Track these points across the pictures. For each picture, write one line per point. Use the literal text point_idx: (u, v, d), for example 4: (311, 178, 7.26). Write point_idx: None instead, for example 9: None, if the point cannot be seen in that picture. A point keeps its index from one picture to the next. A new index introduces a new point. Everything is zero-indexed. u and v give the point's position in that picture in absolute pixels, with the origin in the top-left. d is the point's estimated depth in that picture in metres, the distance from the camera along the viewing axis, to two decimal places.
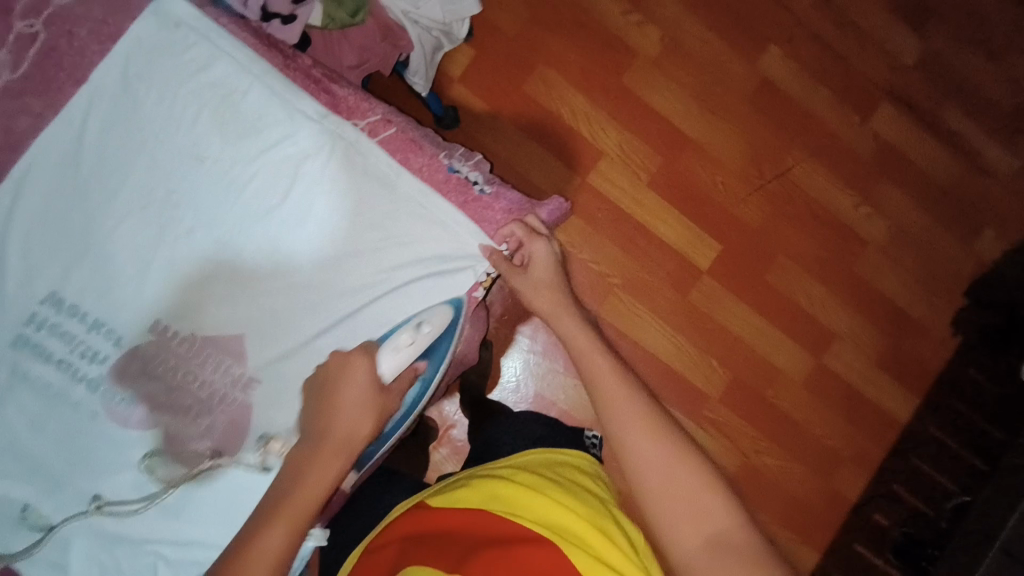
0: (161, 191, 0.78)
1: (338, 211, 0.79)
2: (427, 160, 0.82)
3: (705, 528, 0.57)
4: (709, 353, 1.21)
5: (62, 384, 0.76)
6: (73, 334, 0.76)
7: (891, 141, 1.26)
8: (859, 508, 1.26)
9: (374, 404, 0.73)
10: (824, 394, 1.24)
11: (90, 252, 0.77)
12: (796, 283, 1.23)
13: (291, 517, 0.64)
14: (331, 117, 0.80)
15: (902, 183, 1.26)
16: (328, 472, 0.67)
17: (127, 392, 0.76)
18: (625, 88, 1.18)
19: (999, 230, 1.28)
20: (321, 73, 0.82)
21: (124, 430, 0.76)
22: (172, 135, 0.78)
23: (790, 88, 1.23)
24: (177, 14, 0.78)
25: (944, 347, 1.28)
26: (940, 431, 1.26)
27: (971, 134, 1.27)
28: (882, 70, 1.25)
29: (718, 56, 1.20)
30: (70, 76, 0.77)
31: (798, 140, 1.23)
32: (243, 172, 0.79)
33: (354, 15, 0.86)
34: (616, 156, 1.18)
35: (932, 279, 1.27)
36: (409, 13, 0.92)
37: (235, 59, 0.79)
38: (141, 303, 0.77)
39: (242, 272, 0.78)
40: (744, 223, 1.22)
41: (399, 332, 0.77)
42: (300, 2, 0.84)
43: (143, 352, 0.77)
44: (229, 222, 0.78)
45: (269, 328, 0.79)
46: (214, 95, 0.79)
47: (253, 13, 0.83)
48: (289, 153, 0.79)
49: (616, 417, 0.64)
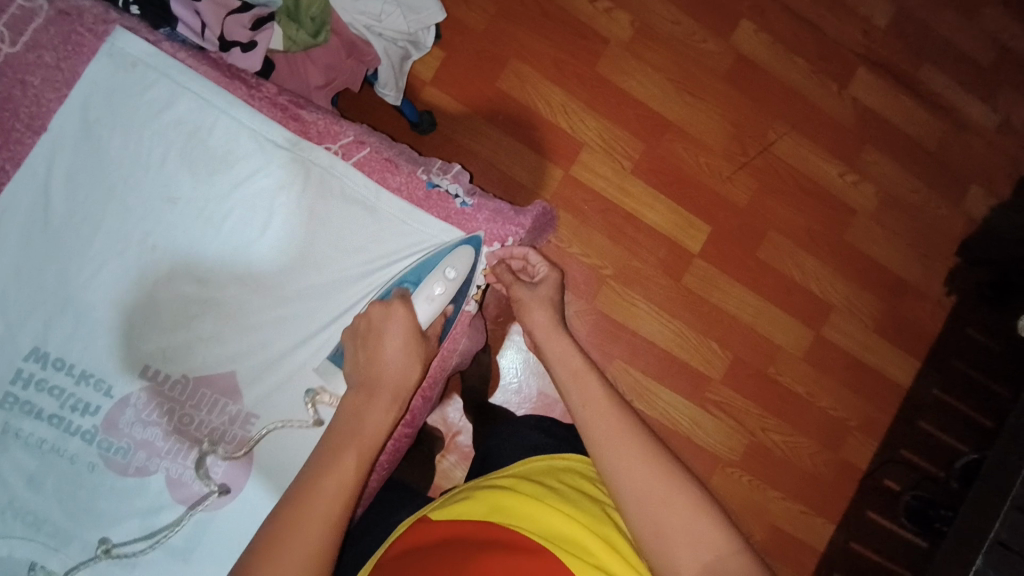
0: (135, 235, 0.77)
1: (317, 238, 0.79)
2: (405, 178, 0.81)
3: (701, 553, 0.56)
4: (707, 335, 1.21)
5: (56, 439, 0.75)
6: (61, 388, 0.75)
7: (871, 106, 1.25)
8: (869, 475, 1.26)
9: (416, 353, 0.73)
10: (825, 366, 1.25)
11: (69, 304, 0.76)
12: (789, 258, 1.23)
13: (360, 447, 0.65)
14: (302, 144, 0.79)
15: (886, 147, 1.26)
16: (386, 415, 0.69)
17: (125, 440, 0.76)
18: (601, 78, 1.17)
19: (985, 186, 1.28)
20: (287, 99, 0.80)
21: (125, 479, 0.76)
22: (141, 177, 0.77)
23: (766, 63, 1.22)
24: (133, 54, 0.77)
25: (941, 307, 1.28)
26: (942, 391, 1.27)
27: (950, 92, 1.27)
28: (856, 36, 1.24)
29: (690, 37, 1.19)
30: (29, 126, 0.75)
31: (778, 114, 1.22)
32: (217, 209, 0.78)
33: (315, 35, 0.84)
34: (597, 147, 1.17)
35: (924, 241, 1.27)
36: (372, 26, 0.90)
37: (197, 94, 0.78)
38: (128, 349, 0.76)
39: (226, 308, 0.78)
40: (732, 203, 1.21)
41: (429, 281, 0.76)
42: (258, 29, 0.81)
43: (137, 400, 0.76)
44: (208, 259, 0.78)
45: (260, 363, 0.79)
46: (179, 133, 0.77)
47: (212, 45, 0.81)
48: (262, 185, 0.79)
49: (603, 442, 0.64)
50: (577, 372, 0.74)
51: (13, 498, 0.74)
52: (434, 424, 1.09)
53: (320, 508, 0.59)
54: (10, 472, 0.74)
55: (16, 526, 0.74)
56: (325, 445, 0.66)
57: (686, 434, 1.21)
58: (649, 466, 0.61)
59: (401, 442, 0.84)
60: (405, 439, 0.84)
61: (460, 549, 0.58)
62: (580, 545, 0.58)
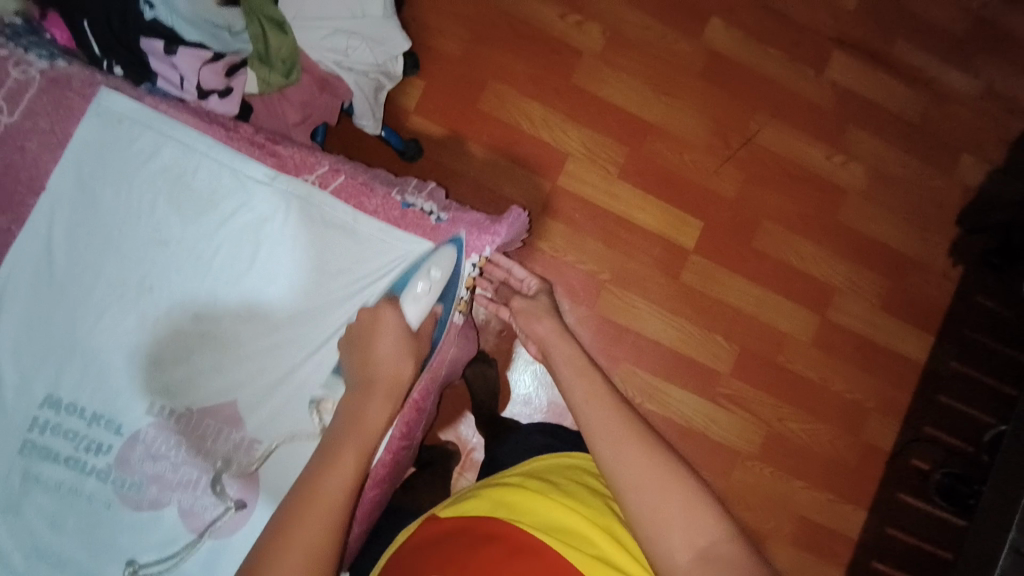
0: (133, 280, 0.80)
1: (305, 264, 0.83)
2: (381, 200, 0.85)
3: (698, 541, 0.56)
4: (712, 329, 1.21)
5: (73, 480, 0.77)
6: (75, 431, 0.78)
7: (849, 87, 1.26)
8: (895, 457, 1.24)
9: (408, 351, 0.76)
10: (835, 349, 1.23)
11: (75, 351, 0.79)
12: (785, 244, 1.23)
13: (358, 445, 0.66)
14: (282, 177, 0.83)
15: (870, 126, 1.26)
16: (383, 411, 0.71)
17: (137, 476, 0.78)
18: (578, 88, 1.20)
19: (976, 153, 1.28)
20: (264, 137, 0.84)
21: (139, 513, 0.78)
22: (133, 223, 0.81)
23: (739, 56, 1.24)
24: (119, 110, 0.80)
25: (947, 279, 1.27)
26: (960, 364, 1.25)
27: (929, 64, 1.27)
28: (826, 21, 1.26)
29: (661, 39, 1.22)
30: (30, 187, 0.79)
31: (757, 104, 1.24)
32: (208, 246, 0.82)
33: (288, 75, 0.88)
34: (582, 155, 1.19)
35: (921, 214, 1.26)
36: (341, 62, 0.93)
37: (180, 140, 0.82)
38: (135, 389, 0.79)
39: (224, 340, 0.81)
40: (722, 196, 1.22)
41: (414, 282, 0.80)
42: (232, 74, 0.85)
43: (145, 436, 0.79)
44: (203, 295, 0.81)
45: (260, 389, 0.81)
46: (166, 179, 0.81)
47: (191, 94, 0.84)
48: (248, 220, 0.83)
49: (603, 432, 0.64)
50: (582, 372, 0.74)
51: (36, 541, 0.76)
52: (449, 440, 1.09)
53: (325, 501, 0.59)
54: (32, 515, 0.76)
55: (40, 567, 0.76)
56: (327, 444, 0.67)
57: (701, 431, 1.20)
58: (651, 460, 0.61)
59: (399, 453, 0.86)
60: (403, 451, 0.86)
61: (469, 547, 0.58)
62: (589, 540, 0.59)
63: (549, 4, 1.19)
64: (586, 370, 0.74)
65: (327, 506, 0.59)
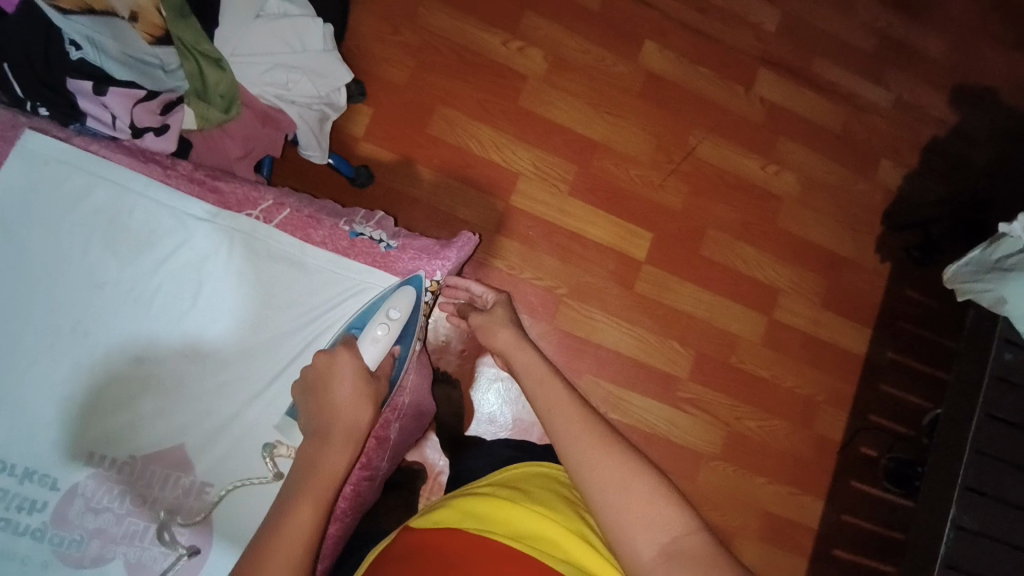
0: (66, 324, 0.77)
1: (252, 300, 0.82)
2: (328, 231, 0.85)
3: (660, 538, 0.57)
4: (668, 336, 1.25)
5: (2, 543, 0.72)
6: (3, 490, 0.73)
7: (777, 101, 1.34)
8: (846, 446, 1.30)
9: (369, 394, 0.75)
10: (783, 347, 1.29)
11: (2, 403, 0.74)
12: (730, 250, 1.29)
13: (314, 500, 0.63)
14: (223, 214, 0.83)
15: (798, 136, 1.34)
16: (342, 460, 0.68)
17: (76, 533, 0.74)
18: (524, 110, 1.23)
19: (894, 157, 1.38)
20: (204, 174, 0.83)
21: (80, 572, 0.74)
22: (64, 266, 0.78)
23: (675, 75, 1.30)
24: (45, 152, 0.79)
25: (879, 275, 1.35)
26: (897, 353, 1.33)
27: (846, 78, 1.37)
28: (752, 40, 1.34)
29: (600, 61, 1.27)
30: None
31: (694, 120, 1.30)
32: (148, 286, 0.79)
33: (227, 110, 0.87)
34: (532, 174, 1.22)
35: (851, 216, 1.35)
36: (283, 95, 0.93)
37: (114, 180, 0.80)
38: (72, 439, 0.75)
39: (169, 381, 0.78)
40: (667, 208, 1.27)
41: (373, 325, 0.79)
42: (167, 111, 0.84)
43: (84, 490, 0.75)
44: (145, 336, 0.79)
45: (209, 430, 0.79)
46: (99, 220, 0.79)
47: (123, 133, 0.83)
48: (190, 258, 0.81)
49: (567, 438, 0.66)
50: (542, 378, 0.75)
51: None
52: (415, 460, 1.07)
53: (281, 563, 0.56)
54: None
55: None
56: (281, 501, 0.65)
57: (664, 436, 1.23)
58: (615, 459, 0.62)
59: (360, 486, 0.85)
60: (365, 483, 0.85)
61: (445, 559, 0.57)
62: (561, 547, 0.59)
63: (491, 30, 1.23)
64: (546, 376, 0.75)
65: (286, 573, 0.56)
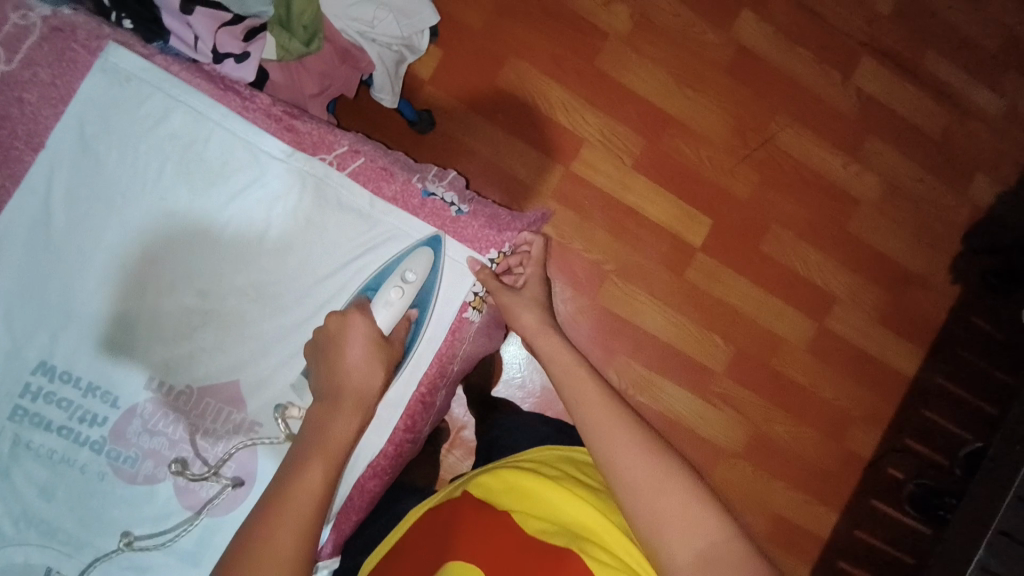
0: (137, 250, 0.78)
1: (317, 247, 0.81)
2: (400, 186, 0.83)
3: (695, 544, 0.55)
4: (710, 329, 1.21)
5: (66, 449, 0.76)
6: (69, 400, 0.76)
7: (874, 94, 1.24)
8: (873, 466, 1.27)
9: (380, 358, 0.74)
10: (828, 357, 1.25)
11: (73, 318, 0.77)
12: (791, 250, 1.23)
13: (326, 456, 0.65)
14: (298, 155, 0.81)
15: (889, 136, 1.24)
16: (371, 370, 0.73)
17: (132, 450, 0.78)
18: (600, 72, 1.16)
19: (990, 173, 1.27)
20: (281, 110, 0.81)
21: (134, 487, 0.78)
22: (139, 191, 0.78)
23: (767, 53, 1.20)
24: (125, 68, 0.77)
25: (946, 297, 1.27)
26: (947, 381, 1.27)
27: (956, 78, 1.25)
28: (859, 24, 1.22)
29: (689, 28, 1.18)
30: (26, 143, 0.76)
31: (779, 106, 1.21)
32: (217, 221, 0.80)
33: (308, 44, 0.84)
34: (597, 141, 1.17)
35: (929, 230, 1.26)
36: (365, 33, 0.89)
37: (192, 108, 0.79)
38: (134, 361, 0.78)
39: (229, 318, 0.79)
40: (735, 196, 1.21)
41: (387, 288, 0.77)
42: (250, 39, 0.81)
43: (143, 411, 0.78)
44: (210, 270, 0.79)
45: (265, 371, 0.80)
46: (175, 147, 0.79)
47: (205, 57, 0.80)
48: (260, 197, 0.80)
49: (595, 430, 0.64)
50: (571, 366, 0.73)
51: (26, 508, 0.75)
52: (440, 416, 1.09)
53: (293, 511, 0.60)
54: (22, 484, 0.75)
55: (31, 535, 0.75)
56: (292, 458, 0.66)
57: (690, 427, 1.21)
58: (654, 462, 0.60)
59: (402, 446, 0.84)
60: (407, 444, 0.85)
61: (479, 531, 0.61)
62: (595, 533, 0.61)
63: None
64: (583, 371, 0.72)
65: (296, 525, 0.59)
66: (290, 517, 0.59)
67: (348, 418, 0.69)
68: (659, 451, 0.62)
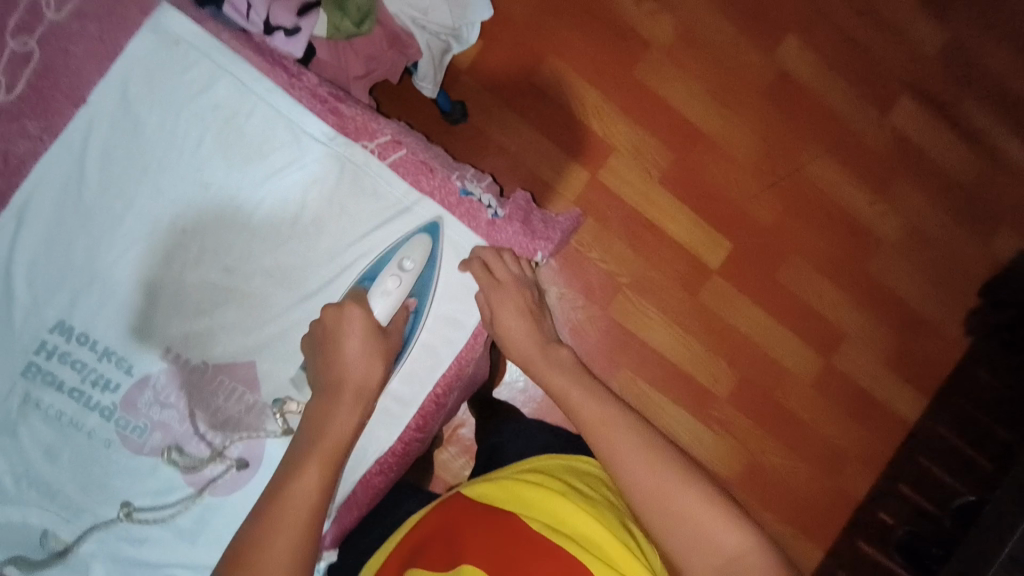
0: (167, 218, 0.77)
1: (349, 235, 0.80)
2: (439, 183, 0.81)
3: (715, 559, 0.55)
4: (718, 353, 1.20)
5: (75, 412, 0.76)
6: (83, 362, 0.76)
7: (910, 135, 1.22)
8: (863, 507, 1.26)
9: (378, 351, 0.74)
10: (832, 394, 1.24)
11: (96, 280, 0.76)
12: (808, 282, 1.22)
13: (323, 459, 0.66)
14: (340, 139, 0.80)
15: (919, 179, 1.23)
16: (371, 368, 0.73)
17: (141, 420, 0.77)
18: (638, 82, 1.15)
19: (1017, 228, 1.25)
20: (327, 92, 0.80)
21: (138, 458, 0.77)
22: (175, 160, 0.77)
23: (808, 81, 1.19)
24: (176, 32, 0.77)
25: (956, 347, 1.27)
26: (947, 431, 1.27)
27: (993, 128, 1.24)
28: (904, 62, 1.21)
29: (733, 47, 1.16)
30: (68, 98, 0.75)
31: (814, 136, 1.20)
32: (250, 197, 0.78)
33: (360, 24, 0.83)
34: (627, 151, 1.15)
35: (947, 278, 1.25)
36: (418, 19, 0.88)
37: (238, 79, 0.78)
38: (152, 330, 0.77)
39: (251, 297, 0.78)
40: (758, 222, 1.20)
41: (384, 276, 0.77)
42: (303, 14, 0.81)
43: (155, 381, 0.77)
44: (238, 247, 0.78)
45: (282, 355, 0.79)
46: (217, 118, 0.78)
47: (256, 27, 0.80)
48: (296, 178, 0.79)
49: (610, 448, 0.64)
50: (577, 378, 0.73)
51: (30, 467, 0.75)
52: None
53: (291, 518, 0.60)
54: (28, 443, 0.75)
55: (32, 494, 0.75)
56: (292, 457, 0.67)
57: (686, 449, 1.21)
58: (672, 478, 0.59)
59: (410, 445, 0.84)
60: (416, 443, 0.84)
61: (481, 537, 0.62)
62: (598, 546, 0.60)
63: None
64: (580, 379, 0.73)
65: (297, 529, 0.60)
66: (288, 521, 0.60)
67: (347, 416, 0.70)
68: (669, 453, 0.62)
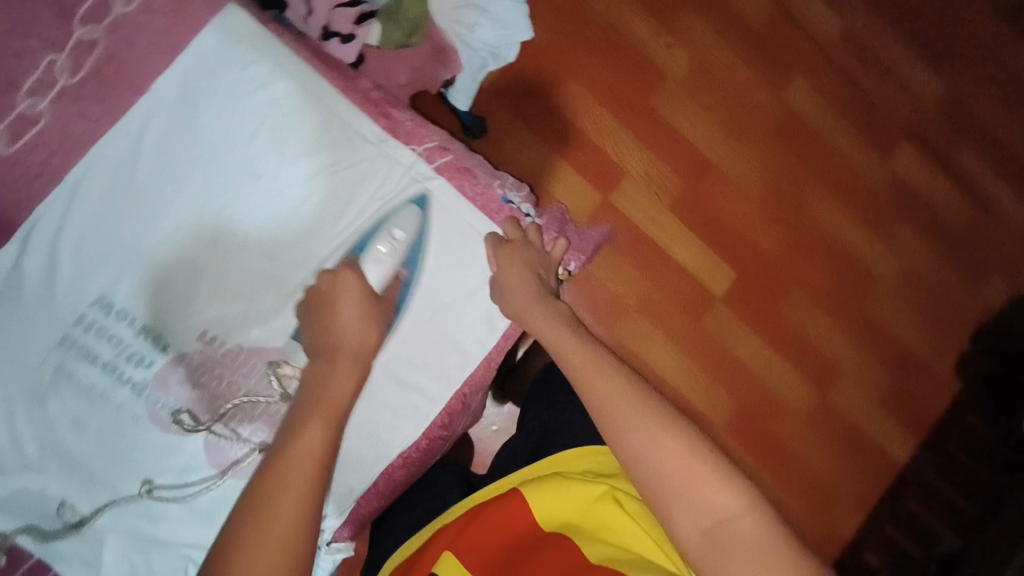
0: (215, 205, 0.79)
1: None
2: (483, 188, 0.85)
3: (719, 521, 0.57)
4: (716, 378, 1.22)
5: (105, 385, 0.76)
6: (120, 338, 0.77)
7: (906, 179, 1.27)
8: (850, 543, 1.27)
9: (372, 315, 0.75)
10: (824, 426, 1.26)
11: (141, 259, 0.78)
12: (807, 314, 1.25)
13: (326, 418, 0.65)
14: (390, 142, 0.83)
15: (915, 223, 1.28)
16: (367, 332, 0.74)
17: (172, 398, 0.77)
18: (652, 111, 1.19)
19: (1004, 276, 1.30)
20: (379, 96, 0.84)
21: (165, 436, 0.77)
22: (230, 148, 0.79)
23: (813, 121, 1.24)
24: (243, 30, 0.79)
25: (944, 389, 1.30)
26: (934, 471, 1.29)
27: (985, 180, 1.29)
28: (904, 111, 1.27)
29: (744, 84, 1.22)
30: (131, 84, 0.77)
31: (817, 173, 1.25)
32: (298, 190, 0.80)
33: (410, 36, 0.88)
34: (639, 176, 1.19)
35: (938, 320, 1.29)
36: (462, 36, 0.91)
37: (298, 77, 0.80)
38: (190, 311, 0.78)
39: (291, 288, 0.80)
40: (762, 251, 1.23)
41: (375, 243, 0.79)
42: (360, 23, 0.86)
43: (191, 361, 0.78)
44: (281, 238, 0.80)
45: None
46: (274, 111, 0.80)
47: (315, 32, 0.85)
48: (346, 174, 0.81)
49: (613, 416, 0.63)
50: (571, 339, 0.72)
51: (54, 437, 0.75)
52: None
53: (295, 475, 0.60)
54: (55, 413, 0.75)
55: (53, 463, 0.75)
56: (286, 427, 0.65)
57: None
58: (679, 446, 0.60)
59: (433, 443, 0.85)
60: (438, 441, 0.85)
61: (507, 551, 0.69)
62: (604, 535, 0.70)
63: (645, 18, 1.18)
64: (575, 335, 0.73)
65: (298, 487, 0.59)
66: (292, 483, 0.59)
67: (344, 377, 0.69)
68: (658, 405, 0.63)
